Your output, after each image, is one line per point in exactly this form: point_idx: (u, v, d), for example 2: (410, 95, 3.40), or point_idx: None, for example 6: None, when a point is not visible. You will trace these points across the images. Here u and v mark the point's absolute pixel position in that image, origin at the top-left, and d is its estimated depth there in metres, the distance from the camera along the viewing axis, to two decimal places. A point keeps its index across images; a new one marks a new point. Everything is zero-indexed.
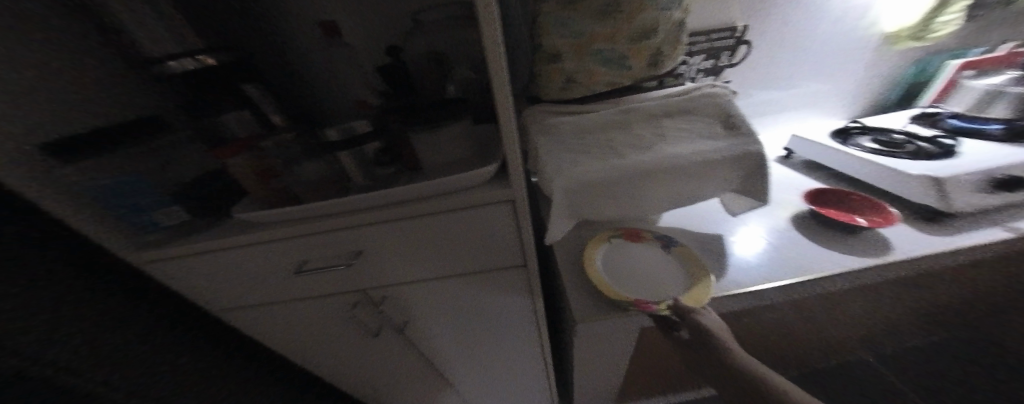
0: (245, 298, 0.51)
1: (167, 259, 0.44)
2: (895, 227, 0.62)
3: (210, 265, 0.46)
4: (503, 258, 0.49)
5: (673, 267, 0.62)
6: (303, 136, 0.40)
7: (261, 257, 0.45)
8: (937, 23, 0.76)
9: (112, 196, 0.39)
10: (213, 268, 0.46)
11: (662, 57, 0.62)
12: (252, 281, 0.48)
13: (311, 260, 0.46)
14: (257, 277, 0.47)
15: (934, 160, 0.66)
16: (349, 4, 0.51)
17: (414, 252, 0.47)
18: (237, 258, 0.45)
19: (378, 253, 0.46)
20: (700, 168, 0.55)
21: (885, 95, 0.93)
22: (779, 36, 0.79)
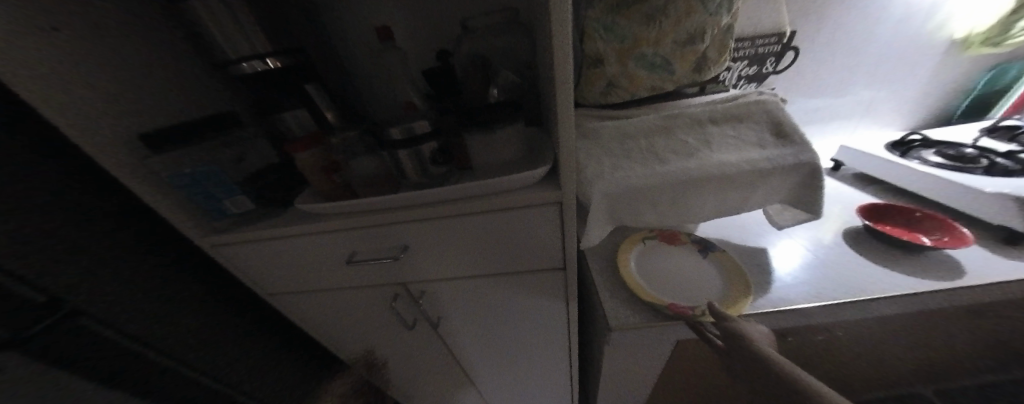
0: (297, 285, 0.54)
1: (233, 244, 0.48)
2: (966, 248, 0.57)
3: (269, 252, 0.49)
4: (542, 260, 0.49)
5: (710, 272, 0.61)
6: (364, 134, 0.42)
7: (316, 248, 0.48)
8: (1017, 28, 0.70)
9: (190, 185, 0.43)
10: (272, 254, 0.49)
11: (706, 63, 0.61)
12: (306, 270, 0.51)
13: (361, 252, 0.48)
14: (309, 266, 0.50)
15: (1013, 177, 0.60)
16: (403, 11, 0.54)
17: (457, 249, 0.48)
18: (293, 246, 0.48)
19: (422, 248, 0.48)
20: (745, 175, 0.54)
21: (951, 105, 0.86)
22: (832, 41, 0.76)
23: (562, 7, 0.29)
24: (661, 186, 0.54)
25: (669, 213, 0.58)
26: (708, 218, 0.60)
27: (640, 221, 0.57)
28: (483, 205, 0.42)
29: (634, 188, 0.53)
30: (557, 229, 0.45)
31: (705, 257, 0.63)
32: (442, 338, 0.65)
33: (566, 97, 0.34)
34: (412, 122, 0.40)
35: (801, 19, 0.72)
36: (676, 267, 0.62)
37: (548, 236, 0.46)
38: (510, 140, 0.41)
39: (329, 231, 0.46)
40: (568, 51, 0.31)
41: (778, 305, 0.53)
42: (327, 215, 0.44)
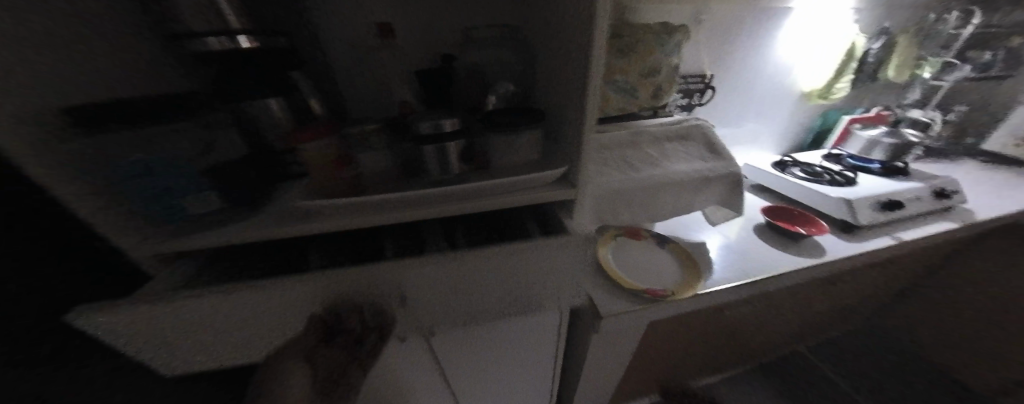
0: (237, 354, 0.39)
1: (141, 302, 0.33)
2: (826, 236, 0.80)
3: (207, 317, 0.35)
4: (555, 287, 0.47)
5: (670, 261, 0.72)
6: (385, 130, 0.41)
7: (284, 299, 0.37)
8: (835, 88, 1.04)
9: (140, 174, 0.34)
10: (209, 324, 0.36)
11: (661, 91, 0.75)
12: (260, 323, 0.38)
13: (344, 302, 0.39)
14: (263, 324, 0.38)
15: (843, 187, 0.87)
16: (402, 11, 0.54)
17: (464, 290, 0.42)
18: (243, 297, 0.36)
19: (423, 291, 0.41)
20: (694, 182, 0.68)
21: (802, 138, 1.20)
22: (733, 86, 1.00)
23: (602, 23, 0.32)
24: (635, 189, 0.64)
25: (639, 213, 0.68)
26: (667, 216, 0.72)
27: (618, 218, 0.67)
28: (506, 204, 0.40)
29: (616, 190, 0.62)
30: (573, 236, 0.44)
31: (664, 249, 0.75)
32: (438, 360, 0.61)
33: (593, 105, 0.37)
34: (440, 118, 0.36)
35: (714, 66, 0.93)
36: (644, 259, 0.72)
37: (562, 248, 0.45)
38: (532, 142, 0.41)
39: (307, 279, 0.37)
40: (601, 64, 0.34)
41: (722, 285, 0.66)
42: (326, 218, 0.38)
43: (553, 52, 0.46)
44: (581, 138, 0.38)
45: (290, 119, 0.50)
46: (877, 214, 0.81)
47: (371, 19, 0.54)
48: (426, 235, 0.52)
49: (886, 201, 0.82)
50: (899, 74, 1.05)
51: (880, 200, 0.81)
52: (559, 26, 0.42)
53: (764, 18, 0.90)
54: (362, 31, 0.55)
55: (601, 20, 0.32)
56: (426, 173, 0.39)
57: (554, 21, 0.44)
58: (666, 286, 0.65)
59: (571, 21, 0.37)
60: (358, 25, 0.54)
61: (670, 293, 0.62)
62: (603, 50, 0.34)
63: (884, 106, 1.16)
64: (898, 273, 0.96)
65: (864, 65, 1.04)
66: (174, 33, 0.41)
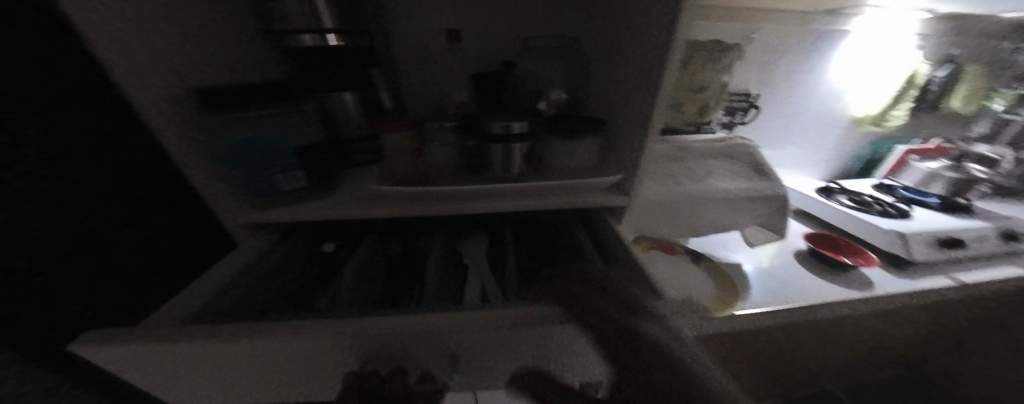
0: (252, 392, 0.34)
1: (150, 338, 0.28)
2: (874, 269, 0.76)
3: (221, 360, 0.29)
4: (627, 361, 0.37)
5: (705, 278, 0.71)
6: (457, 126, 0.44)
7: (295, 352, 0.30)
8: (891, 115, 1.00)
9: (245, 150, 0.39)
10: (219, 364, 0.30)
11: (707, 108, 0.75)
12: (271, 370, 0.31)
13: (375, 357, 0.31)
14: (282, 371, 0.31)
15: (895, 219, 0.83)
16: (467, 18, 0.58)
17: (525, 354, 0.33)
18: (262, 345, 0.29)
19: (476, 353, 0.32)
20: (736, 201, 0.67)
21: (850, 165, 1.14)
22: (781, 108, 0.97)
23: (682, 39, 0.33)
24: (676, 203, 0.64)
25: (677, 227, 0.68)
26: (704, 233, 0.71)
27: (655, 230, 0.67)
28: (561, 204, 0.42)
29: (657, 203, 0.63)
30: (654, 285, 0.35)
31: (698, 266, 0.74)
32: (477, 399, 0.58)
33: (660, 119, 0.37)
34: (509, 120, 0.39)
35: (761, 87, 0.91)
36: (677, 274, 0.71)
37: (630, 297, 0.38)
38: (591, 148, 0.42)
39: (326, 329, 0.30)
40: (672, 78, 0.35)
41: (760, 307, 0.64)
42: (396, 202, 0.41)
43: (613, 65, 0.47)
44: (641, 149, 0.39)
45: (361, 111, 0.54)
46: (934, 251, 0.76)
47: (439, 25, 0.58)
48: (469, 263, 0.48)
49: (945, 237, 0.77)
50: (963, 106, 1.01)
51: (938, 237, 0.77)
52: (624, 40, 0.44)
53: (819, 41, 0.88)
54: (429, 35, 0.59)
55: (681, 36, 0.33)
56: (489, 170, 0.42)
57: (617, 35, 0.46)
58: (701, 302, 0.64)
59: (640, 37, 0.39)
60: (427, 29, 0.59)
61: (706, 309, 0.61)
62: (676, 65, 0.35)
63: (945, 138, 1.09)
64: (954, 317, 0.89)
65: (924, 94, 0.99)
66: (275, 28, 0.47)
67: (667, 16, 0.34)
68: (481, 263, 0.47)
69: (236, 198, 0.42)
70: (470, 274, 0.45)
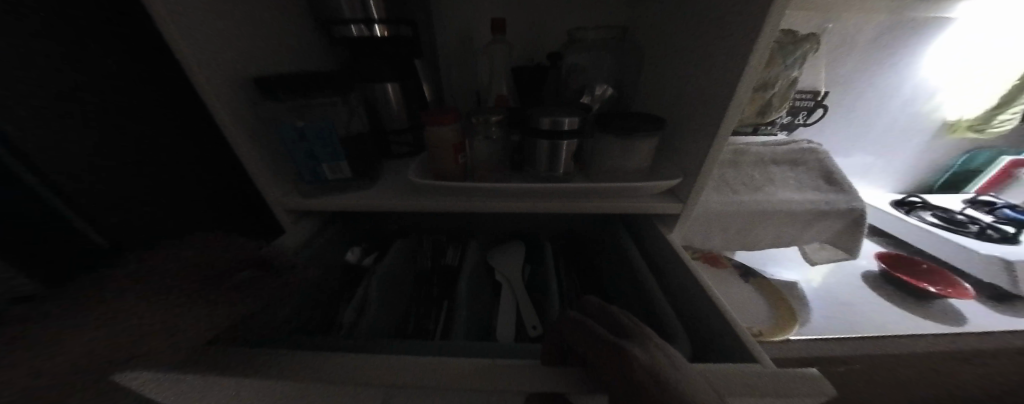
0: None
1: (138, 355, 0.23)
2: (965, 301, 0.65)
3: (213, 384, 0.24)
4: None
5: (755, 295, 0.65)
6: (505, 120, 0.41)
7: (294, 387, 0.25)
8: (997, 120, 0.85)
9: (298, 139, 0.39)
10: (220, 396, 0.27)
11: (771, 108, 0.67)
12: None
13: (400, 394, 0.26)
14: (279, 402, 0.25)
15: (998, 244, 0.71)
16: (514, 9, 0.56)
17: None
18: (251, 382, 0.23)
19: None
20: (802, 214, 0.60)
21: (934, 177, 0.99)
22: (858, 109, 0.85)
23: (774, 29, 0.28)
24: (731, 213, 0.58)
25: (729, 239, 0.62)
26: (759, 247, 0.65)
27: (703, 241, 0.61)
28: (610, 209, 0.38)
29: (709, 212, 0.57)
30: (744, 336, 0.27)
31: (747, 282, 0.68)
32: None
33: (731, 121, 0.33)
34: (559, 115, 0.36)
35: (835, 84, 0.81)
36: (722, 288, 0.66)
37: (686, 328, 0.33)
38: (648, 149, 0.39)
39: (341, 369, 0.25)
40: (753, 74, 0.30)
41: (822, 335, 0.56)
42: (436, 197, 0.40)
43: (675, 59, 0.43)
44: (706, 154, 0.35)
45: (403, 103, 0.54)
46: None
47: (485, 14, 0.56)
48: (502, 281, 0.45)
49: None
50: None
51: None
52: (690, 29, 0.39)
53: (916, 30, 0.75)
54: (474, 26, 0.58)
55: (772, 24, 0.28)
56: (533, 168, 0.40)
57: (681, 25, 0.42)
58: (750, 321, 0.59)
59: (715, 27, 0.35)
60: (473, 19, 0.57)
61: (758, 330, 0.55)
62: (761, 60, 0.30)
63: None
64: None
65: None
66: (327, 19, 0.47)
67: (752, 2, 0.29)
68: (515, 283, 0.44)
69: (287, 186, 0.44)
70: (504, 294, 0.42)
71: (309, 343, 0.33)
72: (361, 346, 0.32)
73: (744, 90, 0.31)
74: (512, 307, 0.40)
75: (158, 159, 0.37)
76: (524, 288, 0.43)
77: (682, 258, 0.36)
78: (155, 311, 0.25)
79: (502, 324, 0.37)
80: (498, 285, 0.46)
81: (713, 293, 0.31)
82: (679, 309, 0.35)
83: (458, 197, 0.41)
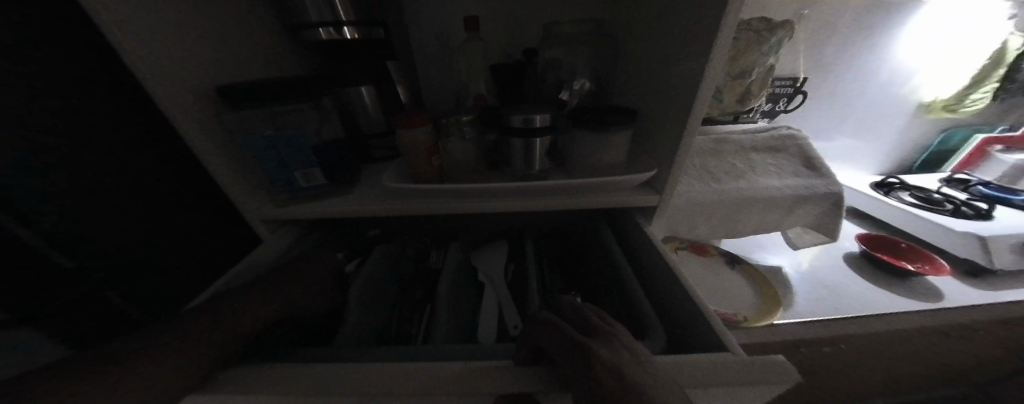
0: None
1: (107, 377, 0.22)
2: (942, 278, 0.67)
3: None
4: None
5: (741, 282, 0.66)
6: (480, 119, 0.41)
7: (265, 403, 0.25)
8: (969, 99, 0.86)
9: (268, 148, 0.38)
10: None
11: (749, 96, 0.67)
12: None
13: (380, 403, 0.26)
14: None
15: (973, 221, 0.73)
16: (489, 7, 0.55)
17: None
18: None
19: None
20: (784, 200, 0.60)
21: (913, 157, 1.02)
22: (837, 93, 0.86)
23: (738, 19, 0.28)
24: (713, 202, 0.58)
25: (713, 227, 0.62)
26: (743, 234, 0.65)
27: (688, 232, 0.62)
28: (589, 204, 0.38)
29: (692, 201, 0.58)
30: (718, 325, 0.27)
31: (734, 269, 0.68)
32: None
33: (703, 111, 0.33)
34: (532, 112, 0.35)
35: (813, 70, 0.81)
36: (709, 277, 0.67)
37: (667, 319, 0.34)
38: (624, 143, 0.38)
39: (311, 381, 0.25)
40: (720, 64, 0.31)
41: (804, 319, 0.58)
42: (414, 201, 0.39)
43: (648, 50, 0.43)
44: (681, 145, 0.35)
45: (380, 105, 0.53)
46: (1018, 258, 0.67)
47: (460, 12, 0.56)
48: (486, 280, 0.45)
49: None
50: None
51: None
52: (661, 21, 0.39)
53: (889, 14, 0.76)
54: (449, 25, 0.57)
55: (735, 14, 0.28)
56: (510, 167, 0.40)
57: (652, 17, 0.42)
58: (737, 309, 0.59)
59: (683, 18, 0.35)
60: (447, 19, 0.56)
61: (743, 318, 0.56)
62: (726, 50, 0.30)
63: None
64: None
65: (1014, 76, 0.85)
66: (296, 23, 0.46)
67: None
68: (499, 281, 0.44)
69: (262, 196, 0.43)
70: (487, 293, 0.42)
71: (287, 356, 0.33)
72: (339, 356, 0.32)
73: (712, 80, 0.31)
74: (495, 306, 0.40)
75: (125, 175, 0.36)
76: (508, 286, 0.43)
77: (661, 249, 0.36)
78: (122, 336, 0.25)
79: (484, 324, 0.37)
80: (482, 286, 0.45)
81: (689, 283, 0.31)
82: (660, 301, 0.36)
83: (436, 199, 0.40)
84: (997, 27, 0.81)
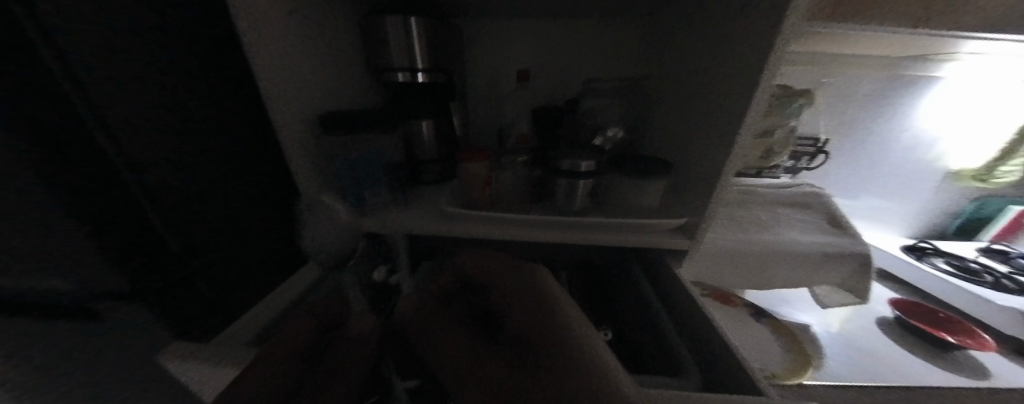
0: None
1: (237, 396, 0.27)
2: (988, 354, 0.59)
3: None
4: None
5: None
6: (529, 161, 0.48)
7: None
8: (1000, 170, 0.84)
9: (351, 168, 0.46)
10: (333, 364, 0.29)
11: (773, 153, 0.71)
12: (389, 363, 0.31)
13: None
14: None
15: (1015, 295, 0.67)
16: (539, 62, 0.65)
17: None
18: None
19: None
20: (821, 261, 0.59)
21: (945, 223, 0.93)
22: (868, 151, 0.83)
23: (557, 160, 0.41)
24: (753, 254, 0.57)
25: (750, 284, 0.60)
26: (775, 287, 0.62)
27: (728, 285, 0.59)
28: (627, 243, 0.41)
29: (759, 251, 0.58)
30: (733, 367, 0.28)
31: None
32: None
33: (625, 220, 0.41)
34: (578, 158, 0.40)
35: (834, 131, 0.80)
36: None
37: (700, 360, 0.35)
38: (661, 190, 0.42)
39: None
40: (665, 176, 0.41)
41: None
42: (464, 224, 0.44)
43: (677, 106, 0.49)
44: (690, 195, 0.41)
45: (435, 137, 0.59)
46: None
47: (513, 67, 0.66)
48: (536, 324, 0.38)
49: None
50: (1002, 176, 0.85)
51: None
52: (692, 79, 0.45)
53: (928, 73, 0.74)
54: (502, 73, 0.67)
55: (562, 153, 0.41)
56: (551, 201, 0.44)
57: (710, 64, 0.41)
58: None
59: (709, 75, 0.41)
60: (502, 68, 0.66)
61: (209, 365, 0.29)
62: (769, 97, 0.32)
63: None
64: None
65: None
66: (378, 69, 0.55)
67: (730, 57, 0.37)
68: None
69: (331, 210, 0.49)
70: None
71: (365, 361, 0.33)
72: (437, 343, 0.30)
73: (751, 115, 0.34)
74: None
75: None
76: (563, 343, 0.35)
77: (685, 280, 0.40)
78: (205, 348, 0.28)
79: None
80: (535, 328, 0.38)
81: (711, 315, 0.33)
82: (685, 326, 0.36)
83: (478, 222, 0.44)
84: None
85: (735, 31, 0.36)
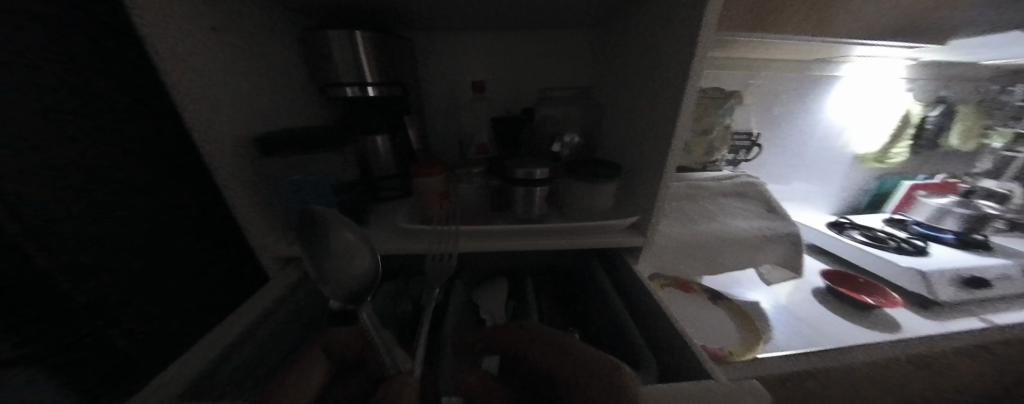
0: None
1: None
2: (898, 310, 0.68)
3: None
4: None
5: None
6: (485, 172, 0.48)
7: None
8: (892, 152, 0.99)
9: (296, 190, 0.43)
10: None
11: (713, 149, 0.78)
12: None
13: None
14: None
15: (912, 256, 0.79)
16: (493, 72, 0.66)
17: None
18: None
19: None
20: (761, 243, 0.65)
21: (857, 200, 1.07)
22: (792, 142, 0.93)
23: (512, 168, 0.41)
24: (702, 242, 0.61)
25: (704, 270, 0.64)
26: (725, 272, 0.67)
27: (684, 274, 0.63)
28: (584, 244, 0.42)
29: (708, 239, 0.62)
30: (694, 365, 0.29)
31: None
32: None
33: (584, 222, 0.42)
34: (532, 166, 0.41)
35: (764, 126, 0.89)
36: None
37: (657, 351, 0.37)
38: (612, 191, 0.44)
39: None
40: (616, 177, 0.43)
41: None
42: (425, 240, 0.42)
43: (622, 111, 0.52)
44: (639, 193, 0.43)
45: (391, 151, 0.57)
46: (957, 291, 0.71)
47: (468, 78, 0.66)
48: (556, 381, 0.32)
49: (966, 277, 0.72)
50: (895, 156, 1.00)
51: (959, 277, 0.72)
52: (634, 85, 0.48)
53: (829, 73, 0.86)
54: (457, 85, 0.67)
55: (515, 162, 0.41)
56: (513, 210, 0.44)
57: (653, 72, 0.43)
58: None
59: (647, 81, 0.44)
60: (456, 79, 0.66)
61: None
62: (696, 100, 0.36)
63: (939, 176, 1.06)
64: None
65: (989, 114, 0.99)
66: (323, 83, 0.53)
67: (663, 64, 0.40)
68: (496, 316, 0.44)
69: (277, 237, 0.45)
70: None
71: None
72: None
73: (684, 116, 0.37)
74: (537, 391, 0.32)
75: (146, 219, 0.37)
76: None
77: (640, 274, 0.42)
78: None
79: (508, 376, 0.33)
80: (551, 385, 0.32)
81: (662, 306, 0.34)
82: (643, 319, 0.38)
83: (440, 237, 0.42)
84: (927, 80, 0.95)
85: (664, 40, 0.39)
